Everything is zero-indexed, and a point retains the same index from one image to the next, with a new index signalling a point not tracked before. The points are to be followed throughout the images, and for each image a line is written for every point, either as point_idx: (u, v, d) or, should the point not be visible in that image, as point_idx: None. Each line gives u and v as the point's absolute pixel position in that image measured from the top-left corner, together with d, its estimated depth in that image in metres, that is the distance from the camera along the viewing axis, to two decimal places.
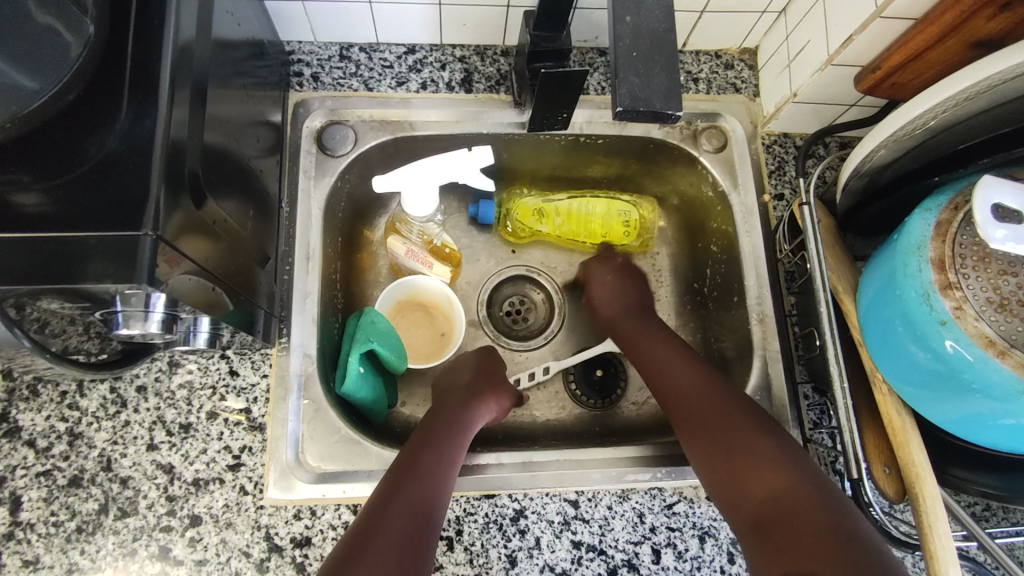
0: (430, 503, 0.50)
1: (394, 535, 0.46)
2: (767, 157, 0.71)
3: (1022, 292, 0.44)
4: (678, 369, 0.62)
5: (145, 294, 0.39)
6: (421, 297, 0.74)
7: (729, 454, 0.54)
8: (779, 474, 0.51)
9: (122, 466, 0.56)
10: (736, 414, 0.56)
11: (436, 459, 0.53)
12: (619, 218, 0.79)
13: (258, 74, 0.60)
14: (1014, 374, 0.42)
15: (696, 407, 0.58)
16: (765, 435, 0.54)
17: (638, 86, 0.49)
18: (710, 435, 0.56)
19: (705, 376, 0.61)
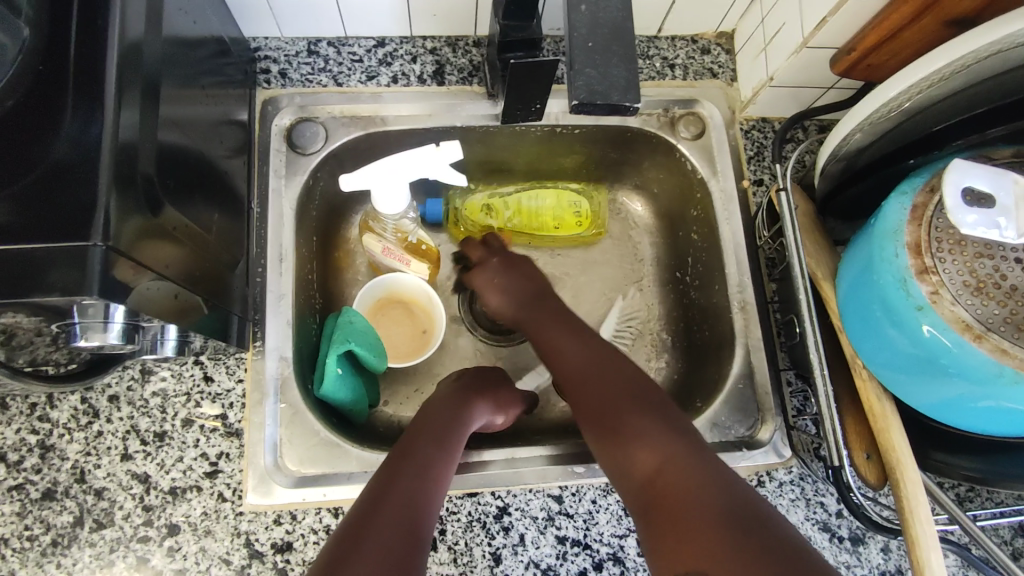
0: (426, 498, 0.46)
1: (391, 529, 0.42)
2: (746, 142, 0.70)
3: (999, 275, 0.43)
4: (584, 358, 0.59)
5: (104, 304, 0.38)
6: (399, 293, 0.73)
7: (618, 433, 0.51)
8: (661, 448, 0.48)
9: (96, 477, 0.55)
10: (625, 396, 0.54)
11: (432, 455, 0.50)
12: (570, 209, 0.76)
13: (221, 73, 0.59)
14: (991, 358, 0.42)
15: (594, 390, 0.56)
16: (655, 413, 0.52)
17: (596, 78, 0.50)
18: (605, 418, 0.53)
19: (609, 360, 0.58)
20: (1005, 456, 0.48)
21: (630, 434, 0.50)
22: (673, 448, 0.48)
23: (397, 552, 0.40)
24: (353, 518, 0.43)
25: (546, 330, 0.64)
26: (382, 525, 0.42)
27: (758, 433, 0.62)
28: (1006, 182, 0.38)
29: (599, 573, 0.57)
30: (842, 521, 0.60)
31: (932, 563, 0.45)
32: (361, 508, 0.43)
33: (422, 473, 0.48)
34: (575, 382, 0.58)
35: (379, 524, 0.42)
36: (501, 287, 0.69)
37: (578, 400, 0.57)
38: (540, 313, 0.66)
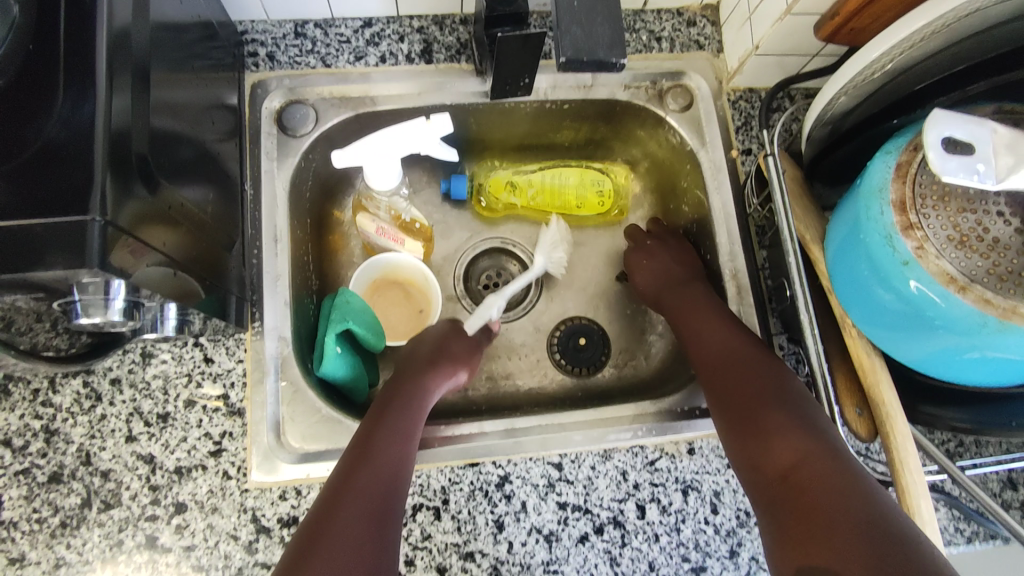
0: (387, 486, 0.48)
1: (353, 519, 0.45)
2: (733, 112, 0.71)
3: (980, 228, 0.44)
4: (711, 330, 0.61)
5: (105, 280, 0.38)
6: (397, 274, 0.74)
7: (760, 416, 0.52)
8: (809, 444, 0.48)
9: (102, 459, 0.55)
10: (770, 383, 0.54)
11: (393, 438, 0.51)
12: (592, 187, 0.77)
13: (210, 57, 0.59)
14: (976, 309, 0.42)
15: (738, 372, 0.56)
16: (776, 398, 0.52)
17: (581, 38, 0.50)
18: (740, 399, 0.54)
19: (735, 329, 0.60)
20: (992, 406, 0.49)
21: (776, 413, 0.51)
22: (814, 445, 0.48)
23: (364, 540, 0.44)
24: (313, 519, 0.45)
25: (686, 319, 0.64)
26: (339, 531, 0.44)
27: None
28: (984, 130, 0.38)
29: (601, 536, 0.58)
30: None
31: (921, 509, 0.47)
32: (321, 510, 0.46)
33: (384, 461, 0.49)
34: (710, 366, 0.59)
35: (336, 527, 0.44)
36: (659, 275, 0.70)
37: (705, 373, 0.59)
38: (675, 300, 0.67)
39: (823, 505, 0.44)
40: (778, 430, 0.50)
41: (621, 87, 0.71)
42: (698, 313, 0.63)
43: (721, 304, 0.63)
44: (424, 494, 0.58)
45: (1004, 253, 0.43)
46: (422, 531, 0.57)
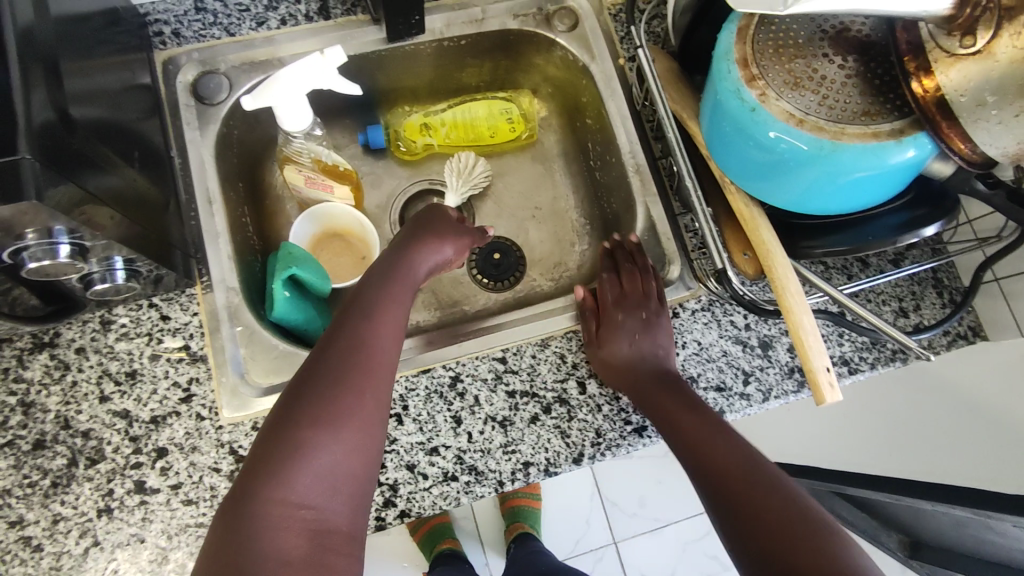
0: (369, 355, 0.53)
1: (334, 390, 0.50)
2: (616, 26, 0.76)
3: (812, 69, 0.50)
4: (714, 442, 0.53)
5: (47, 226, 0.44)
6: (335, 225, 0.79)
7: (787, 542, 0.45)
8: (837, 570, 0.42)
9: (80, 420, 0.60)
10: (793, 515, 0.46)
11: (374, 303, 0.57)
12: (502, 117, 0.84)
13: (116, 37, 0.62)
14: (812, 136, 0.50)
15: (773, 508, 0.47)
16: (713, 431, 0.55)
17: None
18: (773, 539, 0.45)
19: (733, 438, 0.54)
20: (855, 229, 0.57)
21: (810, 549, 0.44)
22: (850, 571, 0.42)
23: (348, 409, 0.49)
24: (299, 378, 0.51)
25: (680, 420, 0.57)
26: (330, 385, 0.50)
27: (667, 274, 0.70)
28: None
29: (549, 415, 0.64)
30: (752, 332, 0.68)
31: (803, 321, 0.53)
32: (308, 364, 0.51)
33: (364, 322, 0.55)
34: (729, 474, 0.51)
35: (324, 380, 0.50)
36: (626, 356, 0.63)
37: (732, 504, 0.49)
38: (653, 390, 0.61)
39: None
40: (796, 535, 0.45)
41: (511, 16, 0.76)
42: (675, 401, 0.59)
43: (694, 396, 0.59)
44: None
45: (831, 86, 0.50)
46: (388, 436, 0.62)
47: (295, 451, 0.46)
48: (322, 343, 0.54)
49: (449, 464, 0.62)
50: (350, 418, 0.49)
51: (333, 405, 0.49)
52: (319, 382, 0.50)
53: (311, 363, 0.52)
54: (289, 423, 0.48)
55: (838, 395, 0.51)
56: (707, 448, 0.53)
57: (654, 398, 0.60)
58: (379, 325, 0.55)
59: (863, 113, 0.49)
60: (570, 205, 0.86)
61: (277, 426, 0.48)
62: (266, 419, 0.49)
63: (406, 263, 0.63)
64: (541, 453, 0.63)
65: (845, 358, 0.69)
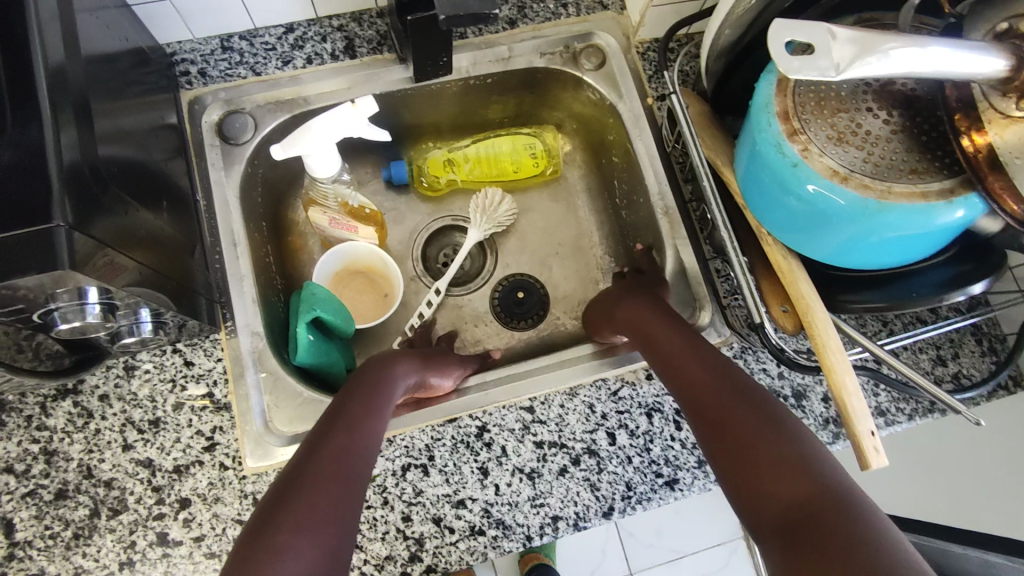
0: (351, 463, 0.48)
1: (321, 488, 0.44)
2: (644, 64, 0.75)
3: (855, 124, 0.49)
4: (696, 371, 0.52)
5: (78, 288, 0.43)
6: (354, 265, 0.78)
7: (760, 455, 0.42)
8: (808, 475, 0.39)
9: (103, 470, 0.59)
10: (768, 429, 0.43)
11: (355, 414, 0.53)
12: (526, 151, 0.83)
13: (144, 79, 0.62)
14: (857, 195, 0.48)
15: (750, 423, 0.44)
16: (741, 401, 0.47)
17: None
18: (748, 450, 0.43)
19: (716, 363, 0.52)
20: (898, 284, 0.55)
21: (780, 462, 0.41)
22: (817, 480, 0.39)
23: (334, 510, 0.43)
24: (279, 486, 0.45)
25: (699, 387, 0.50)
26: (307, 489, 0.44)
27: (698, 320, 0.69)
28: (820, 30, 0.41)
29: (578, 466, 0.63)
30: (784, 381, 0.67)
31: (846, 382, 0.52)
32: (287, 476, 0.46)
33: (349, 435, 0.51)
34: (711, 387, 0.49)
35: (307, 487, 0.44)
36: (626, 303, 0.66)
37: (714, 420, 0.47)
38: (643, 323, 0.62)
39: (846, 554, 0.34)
40: (766, 449, 0.42)
41: (538, 55, 0.75)
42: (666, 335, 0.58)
43: (689, 328, 0.59)
44: (411, 454, 0.62)
45: (876, 142, 0.49)
46: (415, 488, 0.61)
47: (267, 555, 0.39)
48: (302, 454, 0.48)
49: (476, 517, 0.61)
50: (335, 519, 0.43)
51: (319, 505, 0.43)
52: (304, 484, 0.44)
53: (293, 470, 0.46)
54: (267, 526, 0.41)
55: (883, 459, 0.50)
56: (733, 420, 0.45)
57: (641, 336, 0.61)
58: (361, 437, 0.51)
59: (911, 171, 0.48)
60: (594, 242, 0.84)
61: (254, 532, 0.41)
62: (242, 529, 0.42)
63: (386, 380, 0.59)
64: (570, 506, 0.62)
65: (881, 409, 0.68)
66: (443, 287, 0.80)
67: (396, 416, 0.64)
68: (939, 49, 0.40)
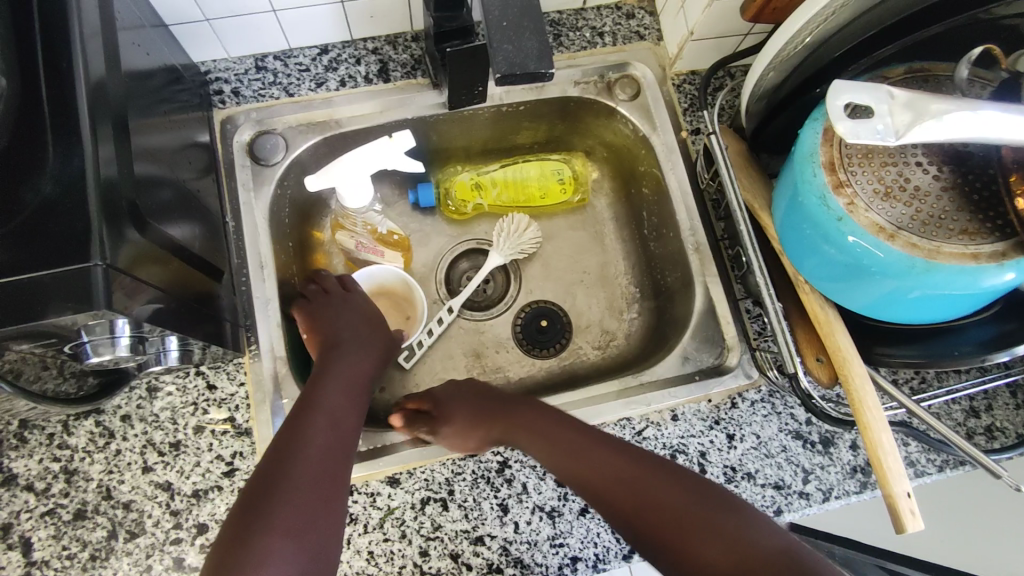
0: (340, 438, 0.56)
1: (312, 467, 0.52)
2: (679, 96, 0.75)
3: (903, 178, 0.48)
4: (629, 464, 0.55)
5: (109, 321, 0.42)
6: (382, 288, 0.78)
7: (688, 522, 0.50)
8: (745, 549, 0.47)
9: (122, 491, 0.59)
10: (693, 503, 0.51)
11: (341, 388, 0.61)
12: (553, 177, 0.82)
13: (179, 99, 0.61)
14: (904, 253, 0.47)
15: (658, 491, 0.53)
16: (664, 475, 0.54)
17: (512, 53, 0.58)
18: (679, 523, 0.50)
19: (630, 453, 0.56)
20: (937, 340, 0.54)
21: (708, 534, 0.49)
22: (757, 547, 0.47)
23: (323, 487, 0.51)
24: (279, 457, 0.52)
25: (649, 490, 0.53)
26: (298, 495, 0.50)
27: (726, 360, 0.67)
28: (880, 92, 0.41)
29: (600, 507, 0.62)
30: (812, 427, 0.65)
31: (882, 440, 0.50)
32: (269, 471, 0.51)
33: (335, 438, 0.55)
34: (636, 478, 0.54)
35: (295, 494, 0.50)
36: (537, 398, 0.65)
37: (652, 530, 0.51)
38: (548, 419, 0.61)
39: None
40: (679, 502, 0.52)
41: (572, 84, 0.75)
42: (578, 432, 0.59)
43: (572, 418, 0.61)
44: (431, 487, 0.62)
45: (925, 200, 0.47)
46: (433, 523, 0.60)
47: (253, 560, 0.45)
48: (294, 421, 0.55)
49: (494, 555, 0.60)
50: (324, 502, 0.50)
51: (315, 486, 0.51)
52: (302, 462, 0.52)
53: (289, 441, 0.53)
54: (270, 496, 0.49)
55: (919, 523, 0.48)
56: (660, 499, 0.52)
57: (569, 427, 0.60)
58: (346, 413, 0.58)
59: (962, 232, 0.46)
60: (620, 271, 0.83)
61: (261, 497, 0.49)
62: (244, 495, 0.50)
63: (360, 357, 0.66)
64: (589, 547, 0.61)
65: (910, 459, 0.66)
66: (455, 305, 0.79)
67: (416, 447, 0.63)
68: (990, 113, 0.39)
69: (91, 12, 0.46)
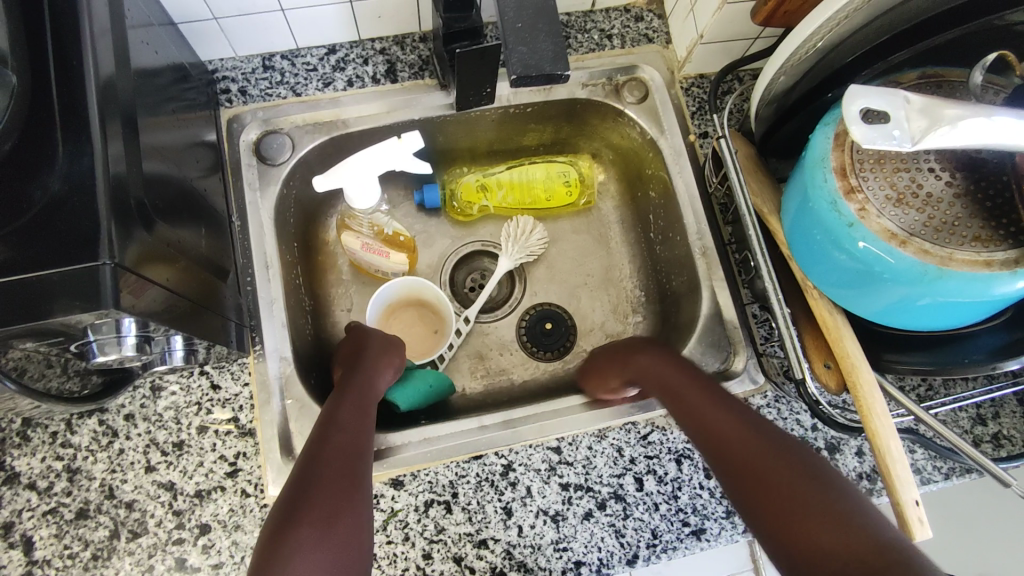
0: (360, 441, 0.53)
1: (334, 469, 0.49)
2: (687, 99, 0.75)
3: (915, 185, 0.48)
4: (739, 436, 0.50)
5: (115, 320, 0.42)
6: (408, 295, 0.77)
7: (796, 509, 0.44)
8: (863, 537, 0.41)
9: (124, 490, 0.58)
10: (803, 483, 0.45)
11: (359, 395, 0.58)
12: (559, 179, 0.82)
13: (186, 98, 0.61)
14: (915, 259, 0.46)
15: (774, 469, 0.47)
16: (773, 449, 0.48)
17: (528, 54, 0.58)
18: (786, 508, 0.44)
19: (751, 422, 0.51)
20: (946, 347, 0.54)
21: (822, 522, 0.43)
22: (873, 538, 0.41)
23: (344, 490, 0.48)
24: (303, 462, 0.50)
25: (761, 467, 0.47)
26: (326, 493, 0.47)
27: (732, 365, 0.67)
28: (897, 97, 0.41)
29: (604, 511, 0.61)
30: (819, 433, 0.65)
31: (891, 448, 0.50)
32: (301, 468, 0.49)
33: (353, 441, 0.52)
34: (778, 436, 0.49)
35: (322, 488, 0.47)
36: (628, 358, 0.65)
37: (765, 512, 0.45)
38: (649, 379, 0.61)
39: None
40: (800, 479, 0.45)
41: (580, 86, 0.74)
42: (700, 398, 0.55)
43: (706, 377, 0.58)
44: (434, 490, 0.61)
45: (937, 206, 0.47)
46: (436, 525, 0.60)
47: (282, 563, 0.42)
48: (318, 430, 0.53)
49: (497, 559, 0.60)
50: (349, 507, 0.47)
51: (340, 489, 0.48)
52: (324, 465, 0.49)
53: (311, 449, 0.51)
54: (296, 502, 0.46)
55: (929, 532, 0.48)
56: (769, 475, 0.47)
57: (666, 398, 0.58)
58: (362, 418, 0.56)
59: (974, 238, 0.46)
60: (625, 274, 0.83)
61: (286, 506, 0.46)
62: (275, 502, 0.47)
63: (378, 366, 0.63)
64: (593, 552, 0.60)
65: (916, 467, 0.65)
66: (472, 316, 0.79)
67: (419, 450, 0.63)
68: (1005, 120, 0.39)
69: (100, 9, 0.46)
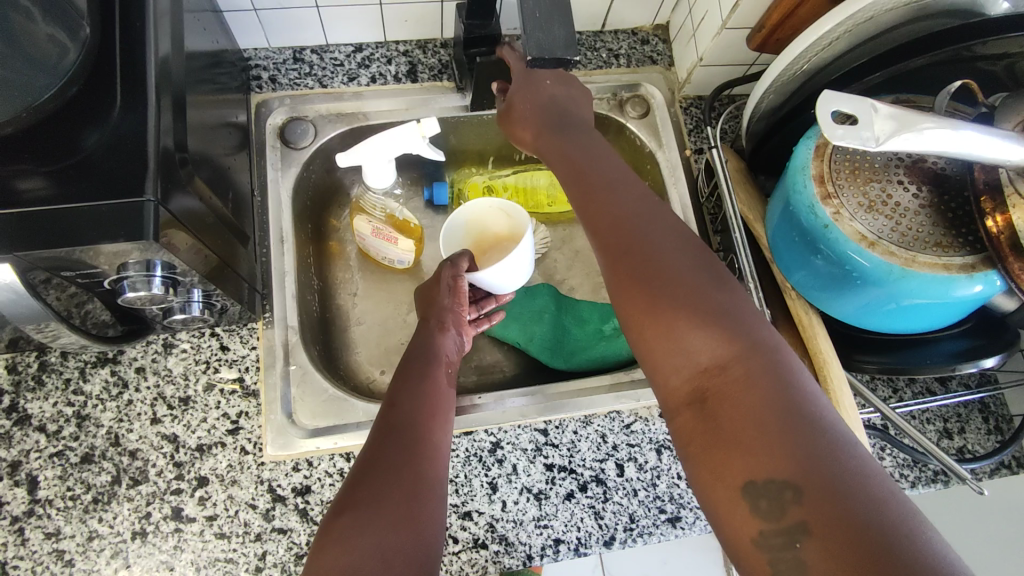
0: (423, 419, 0.49)
1: (395, 456, 0.45)
2: (685, 118, 0.80)
3: (885, 194, 0.52)
4: (627, 221, 0.46)
5: (147, 259, 0.46)
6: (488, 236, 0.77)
7: (680, 308, 0.41)
8: (726, 349, 0.40)
9: (129, 440, 0.61)
10: (688, 285, 0.42)
11: (413, 369, 0.54)
12: None
13: (223, 80, 0.66)
14: (882, 259, 0.51)
15: (647, 272, 0.43)
16: (651, 234, 0.45)
17: (544, 38, 0.58)
18: (662, 302, 0.42)
19: (639, 207, 0.46)
20: (912, 351, 0.58)
21: (690, 326, 0.41)
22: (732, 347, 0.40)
23: (402, 471, 0.44)
24: (367, 452, 0.46)
25: (637, 254, 0.44)
26: (391, 456, 0.45)
27: None
28: (865, 104, 0.46)
29: (585, 493, 0.64)
30: None
31: None
32: (364, 459, 0.45)
33: (418, 416, 0.49)
34: (630, 254, 0.44)
35: (381, 477, 0.43)
36: (541, 103, 0.58)
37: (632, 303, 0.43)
38: (556, 139, 0.55)
39: (750, 483, 0.36)
40: (681, 319, 0.41)
41: None
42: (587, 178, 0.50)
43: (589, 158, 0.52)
44: None
45: (904, 214, 0.52)
46: None
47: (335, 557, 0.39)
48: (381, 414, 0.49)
49: (479, 531, 0.62)
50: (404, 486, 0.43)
51: (398, 472, 0.44)
52: (388, 447, 0.45)
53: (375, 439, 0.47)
54: (345, 503, 0.42)
55: None
56: (655, 265, 0.43)
57: (571, 187, 0.51)
58: (417, 389, 0.51)
59: (936, 245, 0.50)
60: None
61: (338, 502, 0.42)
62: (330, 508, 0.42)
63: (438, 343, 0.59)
64: (572, 531, 0.63)
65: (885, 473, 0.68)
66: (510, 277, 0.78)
67: None
68: (970, 133, 0.44)
69: None
